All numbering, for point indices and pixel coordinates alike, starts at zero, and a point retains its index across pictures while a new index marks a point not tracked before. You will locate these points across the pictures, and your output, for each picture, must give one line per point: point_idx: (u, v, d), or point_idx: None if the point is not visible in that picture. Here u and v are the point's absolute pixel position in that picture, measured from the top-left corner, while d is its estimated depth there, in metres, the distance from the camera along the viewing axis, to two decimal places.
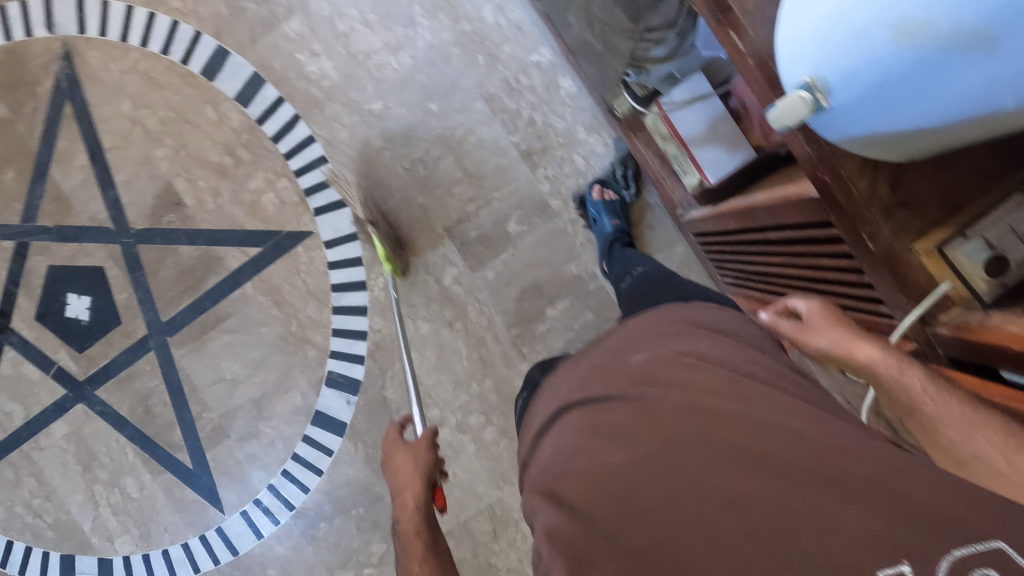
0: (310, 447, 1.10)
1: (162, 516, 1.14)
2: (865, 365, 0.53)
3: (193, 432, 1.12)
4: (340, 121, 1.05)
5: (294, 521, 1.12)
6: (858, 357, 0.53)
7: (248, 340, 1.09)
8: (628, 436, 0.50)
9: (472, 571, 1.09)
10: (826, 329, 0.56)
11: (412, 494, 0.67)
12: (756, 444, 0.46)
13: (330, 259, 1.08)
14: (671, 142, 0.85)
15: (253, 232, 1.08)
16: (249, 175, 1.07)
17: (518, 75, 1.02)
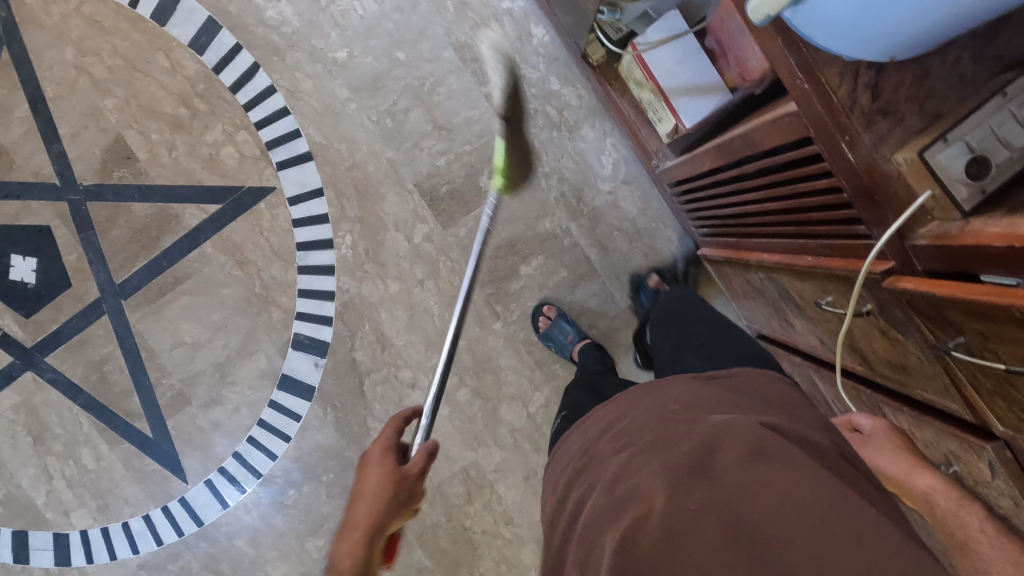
0: (277, 412, 1.06)
1: (121, 488, 1.09)
2: (921, 493, 0.52)
3: (152, 399, 1.07)
4: (302, 71, 1.00)
5: (261, 489, 1.08)
6: (913, 487, 0.52)
7: (209, 303, 1.05)
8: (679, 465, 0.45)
9: (447, 534, 1.07)
10: (881, 455, 0.55)
11: (357, 538, 0.53)
12: (778, 524, 0.39)
13: (294, 216, 1.03)
14: (645, 88, 0.83)
15: (212, 188, 1.02)
16: (206, 128, 1.02)
17: (489, 23, 0.98)
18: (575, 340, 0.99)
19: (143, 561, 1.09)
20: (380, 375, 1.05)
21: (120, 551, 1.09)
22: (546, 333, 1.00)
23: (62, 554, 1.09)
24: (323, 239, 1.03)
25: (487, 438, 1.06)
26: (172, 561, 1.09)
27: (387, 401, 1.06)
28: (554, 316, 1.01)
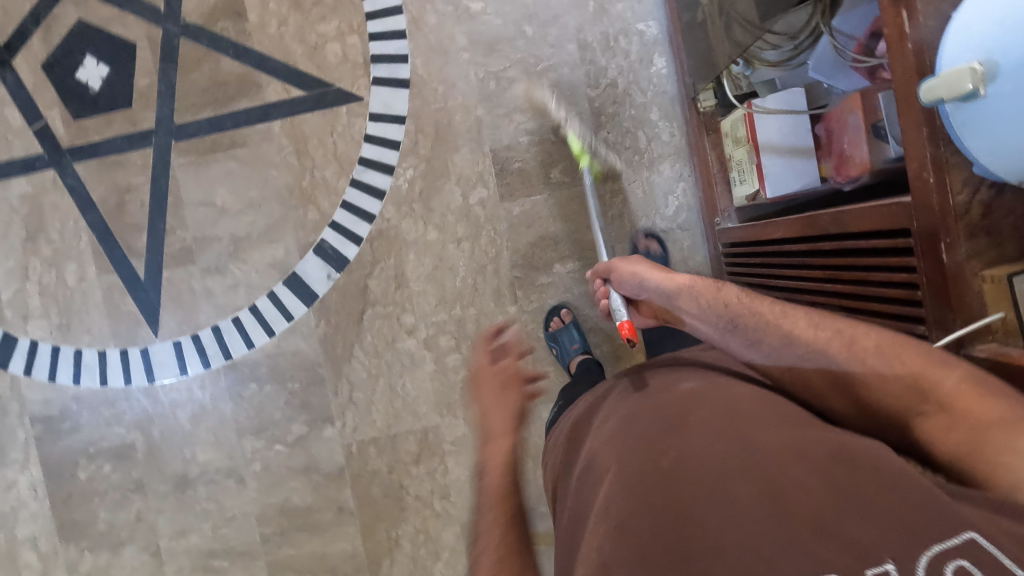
0: (271, 305, 1.05)
1: (88, 315, 1.06)
2: None
3: (158, 244, 1.05)
4: (433, 5, 1.02)
5: (224, 370, 1.06)
6: None
7: (252, 177, 1.04)
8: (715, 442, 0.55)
9: (381, 485, 1.07)
10: None
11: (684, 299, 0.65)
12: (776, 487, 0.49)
13: (369, 132, 1.04)
14: (741, 146, 0.87)
15: (302, 74, 1.03)
16: (322, 18, 1.02)
17: (619, 35, 1.01)
18: (578, 351, 1.00)
19: (79, 393, 1.07)
20: (383, 310, 1.05)
21: (61, 375, 1.07)
22: (554, 334, 1.02)
23: (4, 354, 1.06)
24: (384, 164, 1.04)
25: (457, 410, 1.06)
26: (107, 405, 1.07)
27: (379, 337, 1.05)
28: (567, 321, 1.03)
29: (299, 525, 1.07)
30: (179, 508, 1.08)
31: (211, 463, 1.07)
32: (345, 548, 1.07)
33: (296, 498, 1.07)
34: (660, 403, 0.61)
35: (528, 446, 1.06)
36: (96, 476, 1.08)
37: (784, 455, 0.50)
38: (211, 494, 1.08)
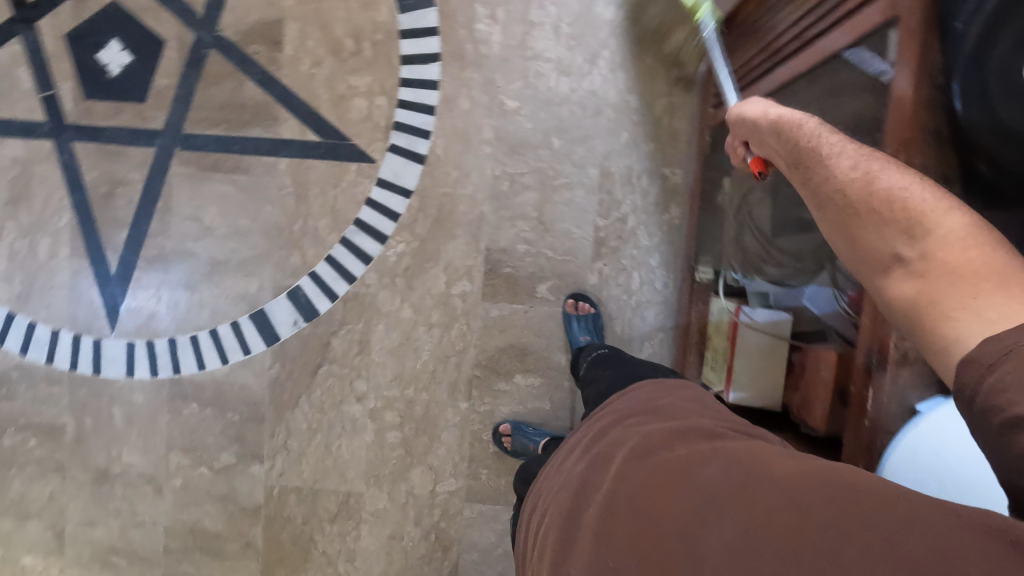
0: (232, 334, 1.05)
1: (49, 294, 1.05)
2: None
3: (136, 244, 1.04)
4: (469, 90, 1.00)
5: (169, 383, 1.07)
6: None
7: (247, 206, 1.03)
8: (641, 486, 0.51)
9: (291, 531, 1.09)
10: None
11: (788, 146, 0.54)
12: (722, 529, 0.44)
13: (372, 195, 1.02)
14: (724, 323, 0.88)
15: (322, 121, 1.01)
16: (356, 70, 1.00)
17: (642, 173, 1.00)
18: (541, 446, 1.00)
19: (22, 363, 1.07)
20: (339, 370, 1.05)
21: (9, 341, 1.06)
22: (513, 449, 1.02)
23: None
24: (378, 231, 1.03)
25: (384, 483, 1.07)
26: (47, 382, 1.07)
27: (328, 394, 1.06)
28: (510, 429, 1.03)
29: (204, 546, 1.09)
30: (92, 499, 1.09)
31: (135, 467, 1.09)
32: None
33: (207, 521, 1.09)
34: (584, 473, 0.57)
35: (441, 537, 1.08)
36: (20, 447, 1.08)
37: (683, 513, 0.47)
38: (127, 495, 1.09)
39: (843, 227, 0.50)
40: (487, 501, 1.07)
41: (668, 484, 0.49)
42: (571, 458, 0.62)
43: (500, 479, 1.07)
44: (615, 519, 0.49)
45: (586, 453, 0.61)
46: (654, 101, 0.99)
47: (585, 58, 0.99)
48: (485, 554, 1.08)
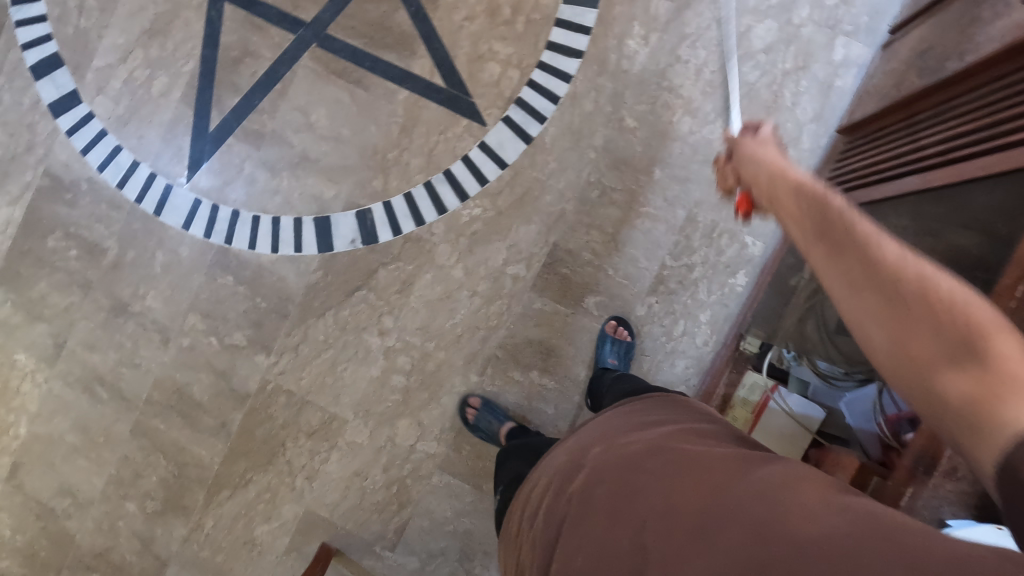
0: (291, 228, 1.08)
1: (146, 127, 1.10)
2: None
3: (241, 114, 1.08)
4: (597, 95, 1.02)
5: (216, 250, 1.09)
6: None
7: (353, 119, 1.06)
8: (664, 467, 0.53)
9: (267, 430, 1.10)
10: None
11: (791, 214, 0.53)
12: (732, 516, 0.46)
13: (469, 154, 1.05)
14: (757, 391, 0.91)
15: (453, 70, 1.05)
16: (502, 37, 1.04)
17: (725, 232, 1.02)
18: (501, 425, 1.00)
19: (95, 179, 1.11)
20: (373, 300, 1.07)
21: (93, 154, 1.11)
22: (474, 424, 1.03)
23: (63, 106, 1.11)
24: (463, 189, 1.05)
25: (370, 421, 1.08)
26: (109, 204, 1.11)
27: (354, 317, 1.08)
28: (478, 403, 1.05)
29: (183, 410, 1.11)
30: (102, 326, 1.12)
31: (153, 312, 1.11)
32: (203, 457, 1.11)
33: (195, 388, 1.11)
34: (614, 447, 0.60)
35: (401, 493, 1.08)
36: (61, 253, 1.12)
37: (700, 498, 0.48)
38: (134, 335, 1.11)
39: (872, 305, 0.42)
40: (458, 476, 1.08)
41: (678, 484, 0.51)
42: (593, 439, 0.66)
43: (479, 461, 1.07)
44: (632, 493, 0.52)
45: (609, 438, 0.64)
46: None
47: (715, 108, 1.01)
48: (435, 526, 1.08)
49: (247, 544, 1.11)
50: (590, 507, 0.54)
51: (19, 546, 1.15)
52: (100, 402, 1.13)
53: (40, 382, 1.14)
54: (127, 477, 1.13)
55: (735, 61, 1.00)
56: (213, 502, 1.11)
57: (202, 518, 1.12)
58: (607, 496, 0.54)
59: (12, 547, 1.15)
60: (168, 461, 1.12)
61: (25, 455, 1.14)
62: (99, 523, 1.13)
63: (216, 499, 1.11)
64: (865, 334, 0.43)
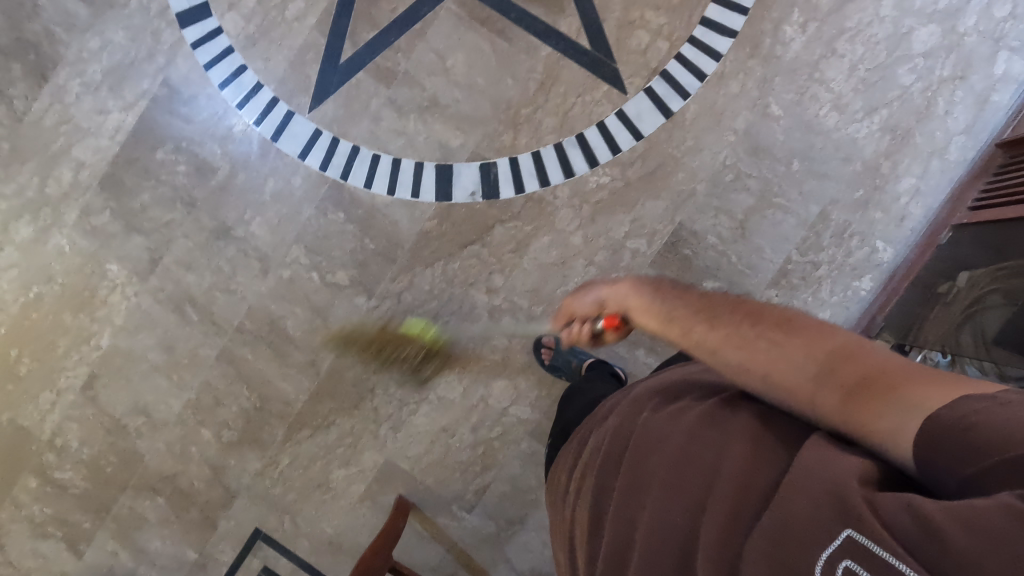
0: (411, 172, 1.05)
1: (274, 50, 1.07)
2: None
3: (375, 49, 1.05)
4: (745, 78, 1.00)
5: (330, 184, 1.07)
6: None
7: (490, 70, 1.04)
8: (712, 418, 0.52)
9: (358, 374, 1.08)
10: None
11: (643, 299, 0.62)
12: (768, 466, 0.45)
13: (605, 121, 1.03)
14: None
15: (600, 33, 1.02)
16: (656, 7, 1.01)
17: (856, 234, 1.00)
18: (580, 362, 1.01)
19: (214, 96, 1.08)
20: (486, 256, 1.05)
21: (215, 71, 1.08)
22: (552, 363, 1.03)
23: (191, 18, 1.08)
24: (594, 155, 1.03)
25: (465, 379, 1.06)
26: (226, 124, 1.08)
27: (464, 271, 1.05)
28: (553, 343, 1.04)
29: (273, 343, 1.08)
30: (201, 248, 1.09)
31: (256, 239, 1.08)
32: (287, 393, 1.09)
33: (290, 322, 1.08)
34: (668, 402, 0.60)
35: (487, 455, 1.06)
36: (169, 167, 1.09)
37: (732, 449, 0.48)
38: (233, 260, 1.09)
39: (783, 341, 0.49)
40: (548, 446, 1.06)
41: (717, 435, 0.50)
42: (640, 399, 0.65)
43: None
44: (676, 439, 0.53)
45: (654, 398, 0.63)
46: (904, 178, 0.99)
47: (863, 107, 0.99)
48: (517, 493, 1.06)
49: (321, 487, 1.09)
50: (635, 469, 0.54)
51: (83, 460, 1.12)
52: (188, 324, 1.10)
53: (130, 295, 1.11)
54: (206, 404, 1.10)
55: (891, 63, 0.98)
56: (291, 440, 1.09)
57: (278, 455, 1.09)
58: (655, 442, 0.55)
59: (76, 460, 1.12)
60: (251, 393, 1.09)
61: (104, 368, 1.11)
62: (171, 446, 1.11)
63: (295, 437, 1.09)
64: (783, 355, 0.48)
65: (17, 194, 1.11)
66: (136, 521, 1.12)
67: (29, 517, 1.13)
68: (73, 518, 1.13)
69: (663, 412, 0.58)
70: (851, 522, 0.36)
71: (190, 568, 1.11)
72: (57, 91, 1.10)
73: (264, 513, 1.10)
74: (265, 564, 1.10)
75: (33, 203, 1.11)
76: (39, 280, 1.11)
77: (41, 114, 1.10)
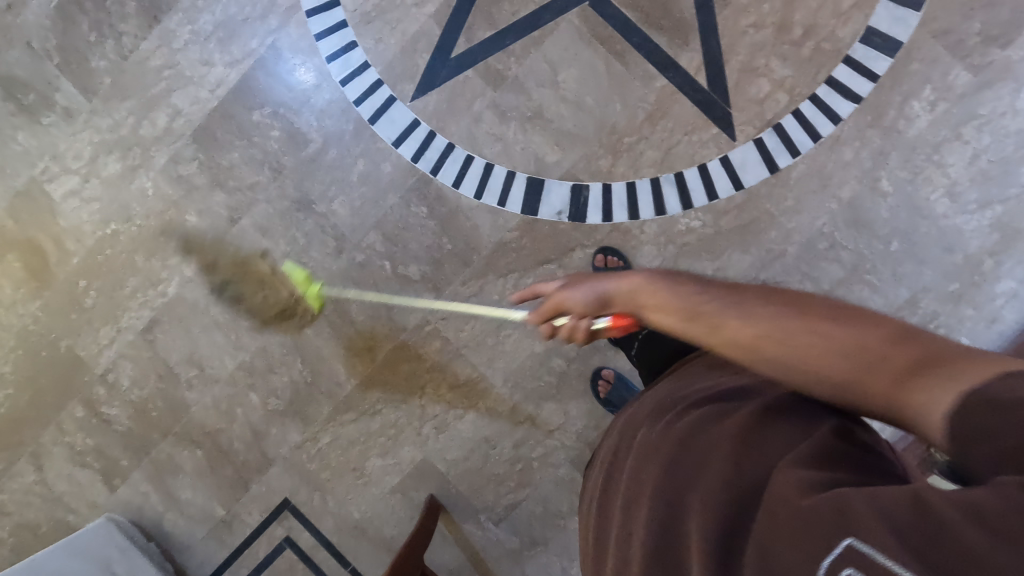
0: (501, 179, 1.04)
1: (387, 32, 1.06)
2: None
3: (489, 50, 1.04)
4: (860, 147, 0.97)
5: (418, 176, 1.06)
6: None
7: (600, 91, 1.02)
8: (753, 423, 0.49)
9: (412, 369, 1.08)
10: None
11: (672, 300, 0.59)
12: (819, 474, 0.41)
13: (706, 164, 1.00)
14: None
15: (721, 75, 0.99)
16: (783, 57, 0.98)
17: (942, 326, 0.97)
18: None
19: (320, 68, 1.07)
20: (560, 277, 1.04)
21: (325, 42, 1.07)
22: (606, 399, 1.02)
23: None
24: (689, 196, 1.01)
25: (516, 394, 1.06)
26: (327, 97, 1.07)
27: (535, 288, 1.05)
28: (611, 376, 1.02)
29: (335, 323, 1.09)
30: (281, 216, 1.09)
31: (335, 218, 1.08)
32: (339, 374, 1.10)
33: (354, 306, 1.08)
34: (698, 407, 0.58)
35: (524, 472, 1.06)
36: (262, 130, 1.09)
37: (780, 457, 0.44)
38: (310, 234, 1.09)
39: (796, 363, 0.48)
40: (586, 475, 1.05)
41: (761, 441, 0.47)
42: (664, 409, 0.62)
43: None
44: (719, 443, 0.49)
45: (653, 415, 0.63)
46: (1004, 279, 0.96)
47: (978, 199, 0.96)
48: (546, 515, 1.06)
49: (355, 471, 1.10)
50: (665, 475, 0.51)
51: (132, 399, 1.14)
52: (255, 289, 1.10)
53: (203, 249, 1.11)
54: (259, 369, 1.11)
55: (1016, 159, 0.95)
56: (335, 420, 1.10)
57: (320, 431, 1.10)
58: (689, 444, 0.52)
59: (124, 398, 1.15)
60: (304, 367, 1.10)
61: (166, 315, 1.13)
62: (218, 403, 1.12)
63: (339, 418, 1.10)
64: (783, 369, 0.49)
65: (111, 129, 1.12)
66: (172, 468, 1.14)
67: (71, 444, 1.16)
68: (112, 452, 1.15)
69: (698, 416, 0.55)
70: (852, 527, 0.34)
71: (215, 523, 1.14)
72: (166, 35, 1.10)
73: (296, 485, 1.11)
74: (288, 535, 1.12)
75: (125, 141, 1.12)
76: (119, 218, 1.13)
77: (147, 55, 1.11)
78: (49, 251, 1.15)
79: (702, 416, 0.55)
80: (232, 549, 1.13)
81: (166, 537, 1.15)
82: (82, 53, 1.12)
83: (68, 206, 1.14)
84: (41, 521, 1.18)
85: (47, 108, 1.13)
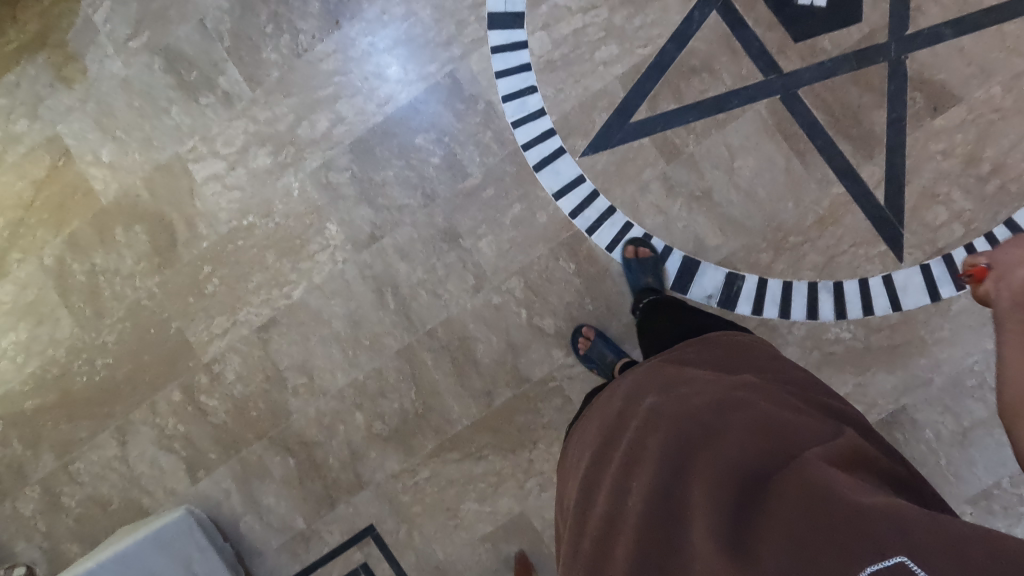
0: (656, 253, 1.03)
1: (569, 84, 1.05)
2: None
3: (670, 122, 1.03)
4: None
5: (573, 232, 1.05)
6: None
7: (774, 186, 1.01)
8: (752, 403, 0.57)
9: (526, 421, 1.06)
10: None
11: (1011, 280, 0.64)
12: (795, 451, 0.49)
13: (867, 279, 1.00)
14: None
15: (899, 194, 0.99)
16: (964, 189, 0.98)
17: None
18: None
19: (494, 105, 1.06)
20: None
21: (505, 82, 1.06)
22: None
23: (502, 23, 1.06)
24: (844, 307, 1.00)
25: None
26: (494, 135, 1.07)
27: None
28: None
29: (458, 360, 1.07)
30: (424, 243, 1.08)
31: (479, 255, 1.07)
32: (452, 412, 1.08)
33: (481, 347, 1.07)
34: (706, 377, 0.65)
35: None
36: (423, 154, 1.08)
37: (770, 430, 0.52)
38: (450, 267, 1.07)
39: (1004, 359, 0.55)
40: None
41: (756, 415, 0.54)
42: (669, 372, 0.69)
43: None
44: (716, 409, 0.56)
45: (663, 386, 0.66)
46: None
47: None
48: None
49: (448, 512, 1.08)
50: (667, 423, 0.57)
51: (234, 395, 1.12)
52: (383, 310, 1.09)
53: (337, 260, 1.10)
54: (369, 390, 1.09)
55: None
56: (437, 456, 1.08)
57: (420, 464, 1.08)
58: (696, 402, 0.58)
59: (226, 392, 1.12)
60: (417, 397, 1.08)
61: (286, 317, 1.11)
62: (322, 416, 1.10)
63: (441, 456, 1.08)
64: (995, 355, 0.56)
65: (268, 123, 1.11)
66: (259, 471, 1.12)
67: (161, 427, 1.14)
68: (202, 444, 1.13)
69: (702, 385, 0.62)
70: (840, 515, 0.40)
71: (293, 535, 1.11)
72: (344, 41, 1.09)
73: (384, 513, 1.09)
74: (366, 561, 1.09)
75: (280, 138, 1.11)
76: (258, 211, 1.11)
77: (321, 57, 1.10)
78: (180, 231, 1.13)
79: (704, 385, 0.62)
80: (304, 565, 1.11)
81: (239, 539, 1.12)
82: (255, 42, 1.11)
83: (208, 190, 1.12)
84: (112, 497, 1.15)
85: (208, 89, 1.12)
